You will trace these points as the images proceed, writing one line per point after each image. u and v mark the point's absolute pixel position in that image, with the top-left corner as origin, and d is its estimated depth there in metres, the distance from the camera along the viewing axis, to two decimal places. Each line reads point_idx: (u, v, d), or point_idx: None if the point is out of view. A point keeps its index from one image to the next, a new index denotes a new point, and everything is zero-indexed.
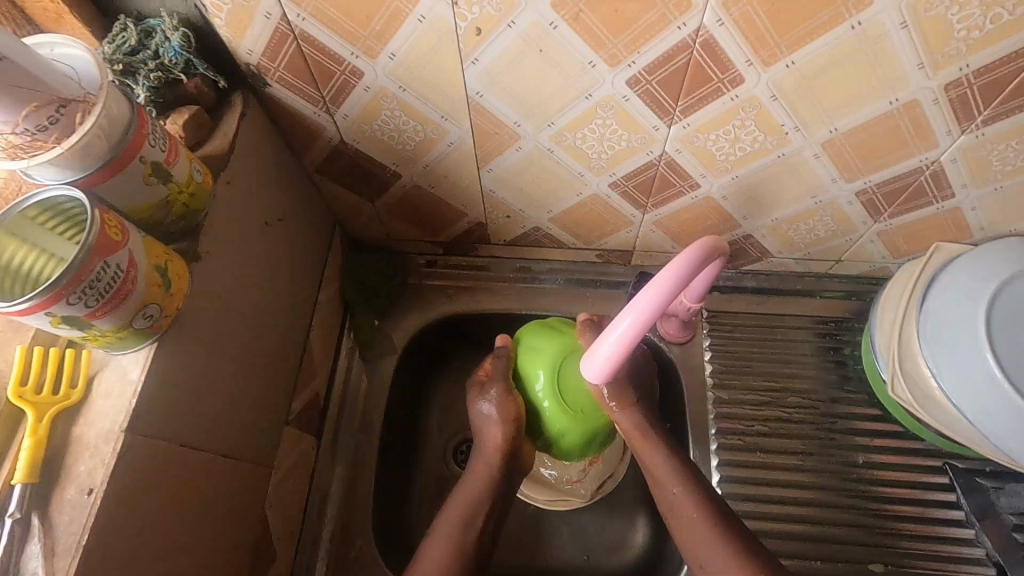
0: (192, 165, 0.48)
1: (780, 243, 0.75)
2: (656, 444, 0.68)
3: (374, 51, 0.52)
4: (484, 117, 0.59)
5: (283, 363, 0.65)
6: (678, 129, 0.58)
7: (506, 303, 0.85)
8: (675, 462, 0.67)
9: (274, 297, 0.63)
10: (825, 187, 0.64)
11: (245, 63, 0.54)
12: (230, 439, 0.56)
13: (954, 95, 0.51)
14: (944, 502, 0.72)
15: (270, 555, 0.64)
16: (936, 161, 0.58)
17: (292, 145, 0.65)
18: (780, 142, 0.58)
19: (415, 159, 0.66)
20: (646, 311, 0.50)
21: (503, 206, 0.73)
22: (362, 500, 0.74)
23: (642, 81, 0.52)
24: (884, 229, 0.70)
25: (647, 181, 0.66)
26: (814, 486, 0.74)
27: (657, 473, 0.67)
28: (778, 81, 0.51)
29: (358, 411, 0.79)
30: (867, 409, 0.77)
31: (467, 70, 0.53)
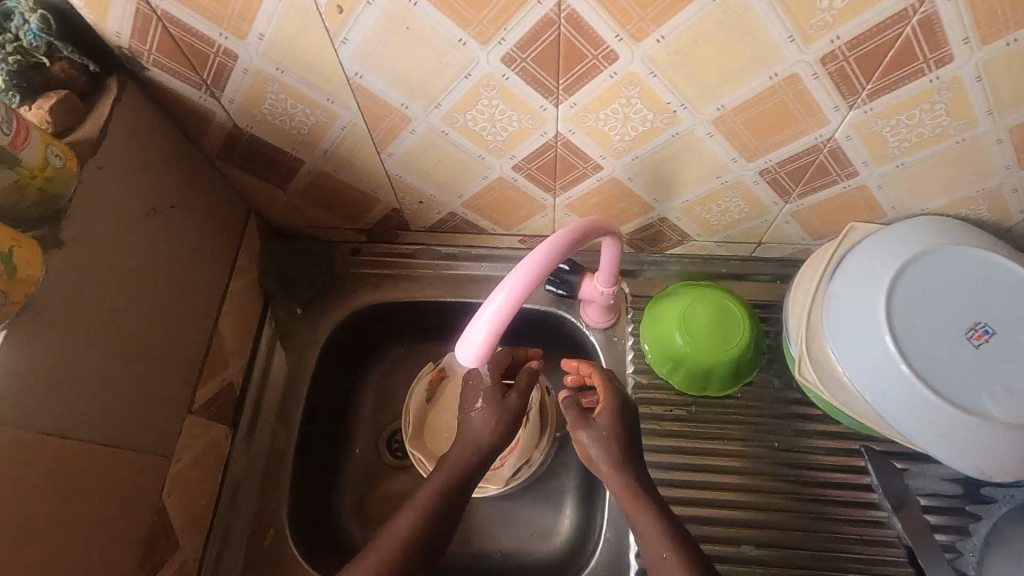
0: (50, 149, 0.48)
1: (697, 226, 0.74)
2: (651, 507, 0.59)
3: (242, 31, 0.51)
4: (370, 99, 0.57)
5: (183, 351, 0.65)
6: (565, 109, 0.56)
7: (431, 290, 0.85)
8: (662, 522, 0.58)
9: (168, 285, 0.62)
10: (727, 167, 0.63)
11: (116, 46, 0.53)
12: (113, 428, 0.55)
13: (832, 69, 0.49)
14: (859, 484, 0.72)
15: (171, 544, 0.63)
16: (831, 137, 0.57)
17: (188, 131, 0.64)
18: (670, 121, 0.57)
19: (313, 144, 0.65)
20: (521, 286, 0.49)
21: (414, 191, 0.72)
22: (278, 489, 0.74)
23: (516, 59, 0.51)
24: (797, 209, 0.69)
25: (549, 164, 0.65)
26: (732, 470, 0.74)
27: (643, 532, 0.59)
28: (652, 56, 0.50)
29: (278, 400, 0.79)
30: (787, 393, 0.76)
31: (340, 50, 0.52)
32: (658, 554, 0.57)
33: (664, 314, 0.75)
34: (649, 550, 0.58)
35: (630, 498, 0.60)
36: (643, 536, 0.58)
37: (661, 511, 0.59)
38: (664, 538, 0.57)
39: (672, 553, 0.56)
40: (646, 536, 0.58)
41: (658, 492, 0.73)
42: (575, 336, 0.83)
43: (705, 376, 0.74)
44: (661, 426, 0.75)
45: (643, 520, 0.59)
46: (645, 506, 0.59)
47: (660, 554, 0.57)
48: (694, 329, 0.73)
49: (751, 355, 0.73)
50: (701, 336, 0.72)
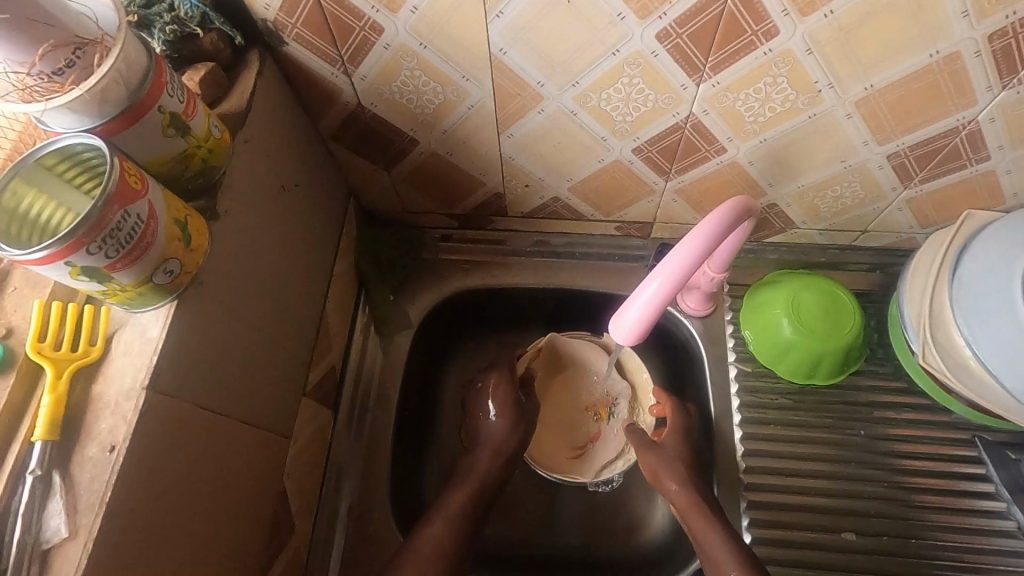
0: (211, 120, 0.46)
1: (805, 213, 0.73)
2: (713, 521, 0.65)
3: (396, 4, 0.50)
4: (507, 76, 0.57)
5: (300, 332, 0.64)
6: (707, 88, 0.56)
7: (523, 277, 0.84)
8: (727, 539, 0.63)
9: (290, 264, 0.62)
10: (856, 151, 0.62)
11: (262, 19, 0.52)
12: (250, 406, 0.54)
13: (997, 46, 0.49)
14: (973, 474, 0.71)
15: (288, 527, 0.63)
16: (974, 120, 0.56)
17: (309, 109, 0.63)
18: (811, 101, 0.56)
19: (434, 124, 0.64)
20: (677, 270, 0.50)
21: (523, 174, 0.71)
22: (380, 475, 0.73)
23: (672, 35, 0.51)
24: (914, 196, 0.68)
25: (672, 146, 0.64)
26: (842, 459, 0.72)
27: (710, 550, 0.63)
28: (814, 32, 0.49)
29: (375, 385, 0.78)
30: (893, 383, 0.76)
31: (492, 24, 0.51)
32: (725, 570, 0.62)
33: (767, 305, 0.74)
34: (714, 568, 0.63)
35: (697, 512, 0.66)
36: (712, 553, 0.63)
37: (725, 529, 0.64)
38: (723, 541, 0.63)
39: (737, 571, 0.61)
40: (714, 551, 0.63)
41: (769, 482, 0.72)
42: (670, 324, 0.81)
43: (814, 364, 0.73)
44: (767, 415, 0.74)
45: (707, 534, 0.64)
46: (705, 520, 0.65)
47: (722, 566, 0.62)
48: (803, 320, 0.71)
49: (859, 345, 0.73)
50: (808, 323, 0.71)
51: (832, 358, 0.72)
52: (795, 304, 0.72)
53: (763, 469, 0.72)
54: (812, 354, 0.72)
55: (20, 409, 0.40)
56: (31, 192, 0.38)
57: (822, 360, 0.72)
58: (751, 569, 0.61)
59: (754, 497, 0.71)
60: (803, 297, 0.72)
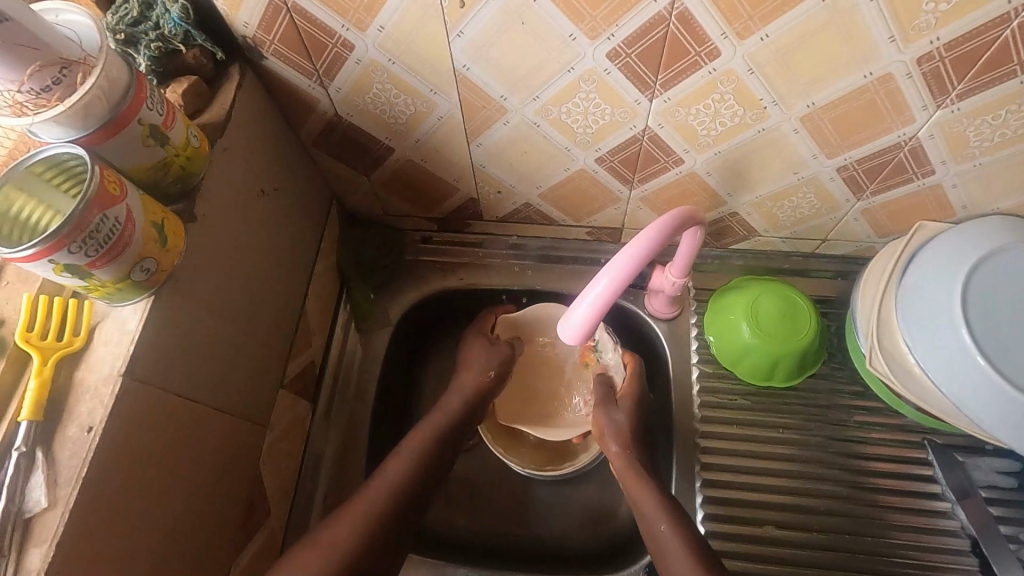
0: (189, 130, 0.50)
1: (766, 221, 0.76)
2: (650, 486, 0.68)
3: (364, 23, 0.54)
4: (471, 90, 0.60)
5: (279, 327, 0.68)
6: (659, 103, 0.59)
7: (499, 278, 0.87)
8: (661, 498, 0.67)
9: (269, 264, 0.65)
10: (807, 164, 0.65)
11: (242, 35, 0.56)
12: (225, 395, 0.58)
13: (927, 69, 0.52)
14: (922, 475, 0.74)
15: (263, 510, 0.66)
16: (914, 136, 0.59)
17: (289, 118, 0.67)
18: (759, 117, 0.59)
19: (407, 133, 0.68)
20: (622, 272, 0.52)
21: (494, 180, 0.74)
22: (355, 464, 0.77)
23: (622, 54, 0.54)
24: (867, 207, 0.71)
25: (632, 157, 0.67)
26: (797, 458, 0.75)
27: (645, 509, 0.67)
28: (753, 54, 0.52)
29: (353, 380, 0.82)
30: (850, 386, 0.78)
31: (454, 43, 0.55)
32: (654, 526, 0.65)
33: (727, 310, 0.78)
34: (645, 524, 0.66)
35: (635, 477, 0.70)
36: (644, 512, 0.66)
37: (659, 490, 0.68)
38: (663, 513, 0.65)
39: (668, 526, 0.64)
40: (648, 512, 0.66)
41: (725, 479, 0.75)
42: (638, 327, 0.85)
43: (771, 366, 0.76)
44: (726, 415, 0.78)
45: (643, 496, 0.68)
46: (642, 484, 0.69)
47: (655, 525, 0.65)
48: (760, 324, 0.75)
49: (816, 348, 0.76)
50: (764, 329, 0.74)
51: (789, 361, 0.75)
52: (751, 311, 0.75)
53: (720, 465, 0.75)
54: (768, 357, 0.75)
55: (9, 391, 0.44)
56: (21, 197, 0.42)
57: (779, 364, 0.75)
58: (681, 527, 0.64)
59: (710, 491, 0.74)
60: (761, 305, 0.75)
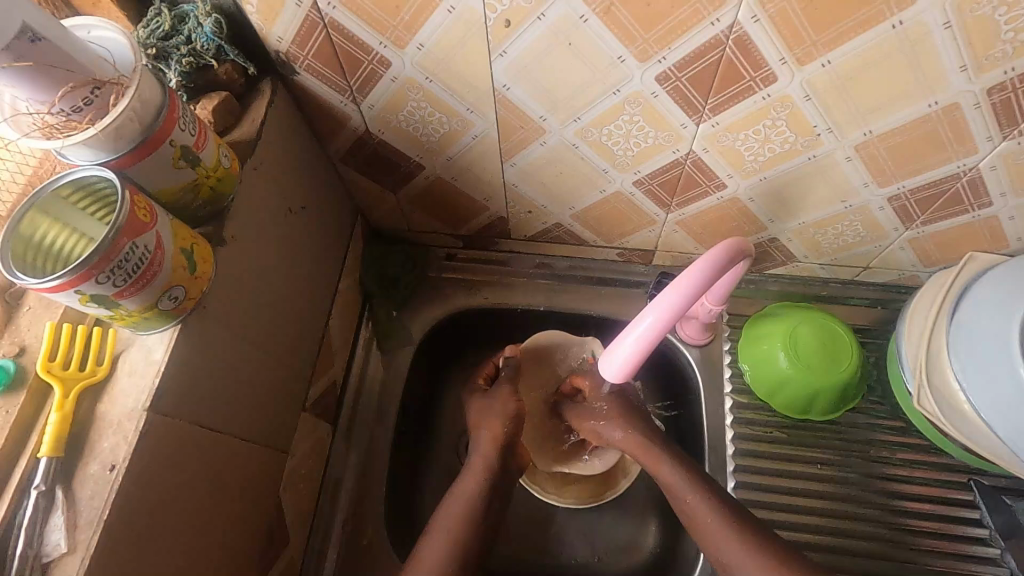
0: (221, 150, 0.48)
1: (806, 248, 0.74)
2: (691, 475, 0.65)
3: (403, 41, 0.52)
4: (510, 110, 0.58)
5: (302, 349, 0.66)
6: (706, 127, 0.57)
7: (525, 298, 0.85)
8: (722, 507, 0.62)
9: (294, 284, 0.63)
10: (856, 192, 0.62)
11: (275, 50, 0.54)
12: (248, 423, 0.56)
13: (996, 100, 0.49)
14: (967, 518, 0.70)
15: (282, 539, 0.64)
16: (974, 167, 0.56)
17: (319, 133, 0.65)
18: (811, 144, 0.57)
19: (439, 151, 0.66)
20: (670, 311, 0.50)
21: (525, 200, 0.72)
22: (375, 489, 0.75)
23: (672, 78, 0.51)
24: (916, 236, 0.68)
25: (672, 180, 0.65)
26: (836, 497, 0.72)
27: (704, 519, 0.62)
28: (812, 80, 0.50)
29: (374, 400, 0.79)
30: (890, 421, 0.75)
31: (496, 62, 0.53)
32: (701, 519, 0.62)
33: (764, 338, 0.75)
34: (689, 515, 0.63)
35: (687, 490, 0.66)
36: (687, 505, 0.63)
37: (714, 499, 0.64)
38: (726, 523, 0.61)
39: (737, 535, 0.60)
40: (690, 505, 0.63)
41: (760, 516, 0.72)
42: (668, 352, 0.82)
43: (809, 399, 0.73)
44: (761, 449, 0.75)
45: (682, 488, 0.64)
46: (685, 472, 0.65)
47: (700, 517, 0.62)
48: (800, 355, 0.72)
49: (856, 381, 0.73)
50: (803, 361, 0.72)
51: (828, 395, 0.72)
52: (790, 342, 0.72)
53: (754, 501, 0.72)
54: (807, 390, 0.72)
55: (28, 424, 0.42)
56: (46, 221, 0.40)
57: (817, 397, 0.72)
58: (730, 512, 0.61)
59: None
60: (801, 336, 0.72)
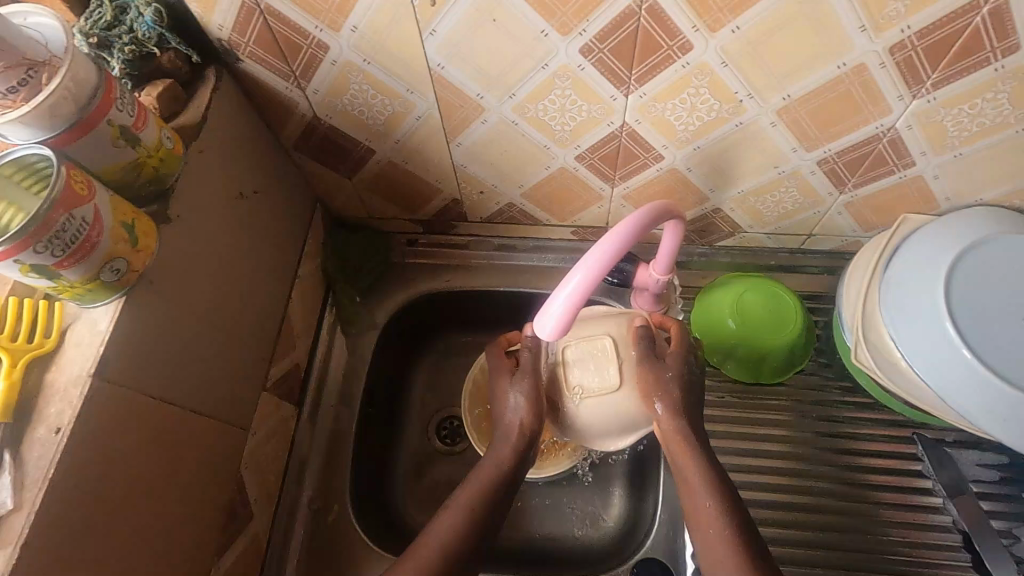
0: (163, 132, 0.50)
1: (750, 217, 0.76)
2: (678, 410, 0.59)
3: (337, 24, 0.54)
4: (448, 89, 0.60)
5: (260, 330, 0.68)
6: (634, 98, 0.59)
7: (485, 280, 0.87)
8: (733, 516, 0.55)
9: (249, 266, 0.65)
10: (787, 157, 0.65)
11: (217, 38, 0.57)
12: (204, 398, 0.58)
13: (900, 58, 0.52)
14: (912, 471, 0.72)
15: (246, 514, 0.66)
16: (892, 127, 0.59)
17: (269, 120, 0.67)
18: (736, 110, 0.59)
19: (387, 134, 0.68)
20: (603, 261, 0.51)
21: (476, 180, 0.74)
22: (341, 467, 0.77)
23: (595, 50, 0.54)
24: (850, 201, 0.71)
25: (612, 153, 0.67)
26: (788, 455, 0.74)
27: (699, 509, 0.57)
28: (725, 46, 0.52)
29: (339, 383, 0.81)
30: (838, 382, 0.78)
31: (427, 42, 0.55)
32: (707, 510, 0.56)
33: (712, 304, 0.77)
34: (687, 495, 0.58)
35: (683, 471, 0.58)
36: (687, 477, 0.57)
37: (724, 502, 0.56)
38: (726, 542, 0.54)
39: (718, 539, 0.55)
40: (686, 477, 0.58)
41: None
42: None
43: (757, 363, 0.76)
44: (714, 414, 0.77)
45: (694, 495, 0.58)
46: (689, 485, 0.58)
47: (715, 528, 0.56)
48: (748, 320, 0.74)
49: (803, 343, 0.75)
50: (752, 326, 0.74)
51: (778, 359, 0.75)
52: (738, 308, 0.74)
53: None
54: (757, 353, 0.74)
55: None
56: None
57: (767, 361, 0.75)
58: (730, 506, 0.56)
59: None
60: (755, 304, 0.74)
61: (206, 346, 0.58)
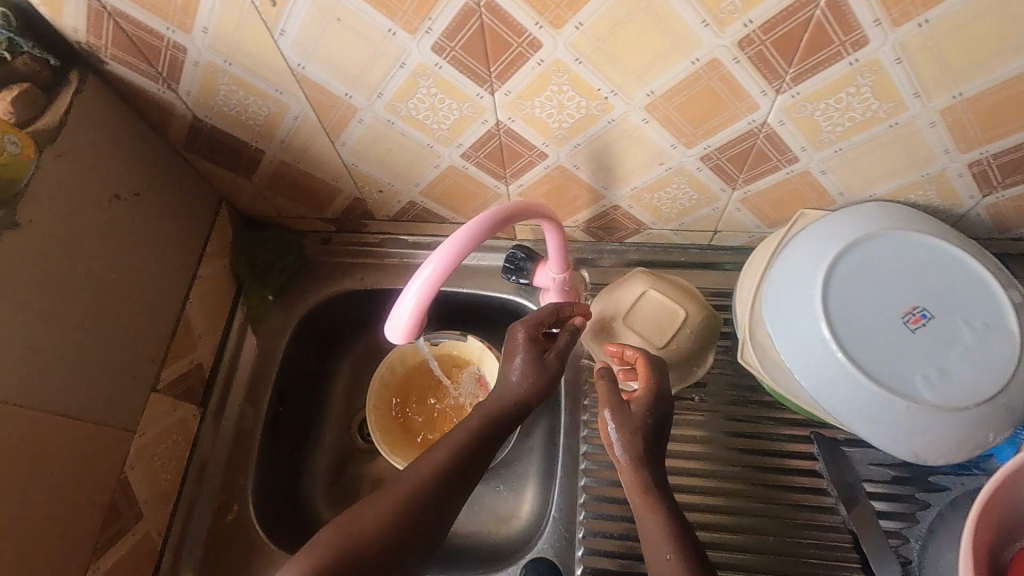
0: (8, 137, 0.52)
1: (650, 214, 0.75)
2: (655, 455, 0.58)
3: (187, 25, 0.54)
4: (315, 89, 0.60)
5: (148, 332, 0.68)
6: (501, 96, 0.58)
7: (398, 278, 0.87)
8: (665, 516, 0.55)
9: (130, 268, 0.65)
10: (669, 154, 0.63)
11: (75, 41, 0.56)
12: (72, 401, 0.58)
13: (751, 53, 0.50)
14: (809, 470, 0.71)
15: (134, 514, 0.67)
16: (764, 122, 0.58)
17: (152, 122, 0.67)
18: (603, 107, 0.58)
19: (270, 134, 0.67)
20: (453, 255, 0.51)
21: (371, 179, 0.74)
22: (244, 466, 0.77)
23: (446, 48, 0.53)
24: (744, 197, 0.69)
25: (496, 152, 0.66)
26: (688, 455, 0.74)
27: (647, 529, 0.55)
28: (574, 43, 0.51)
29: (248, 382, 0.82)
30: (742, 380, 0.77)
31: (280, 42, 0.54)
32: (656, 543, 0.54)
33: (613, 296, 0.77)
34: (649, 551, 0.54)
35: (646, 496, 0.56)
36: (648, 531, 0.55)
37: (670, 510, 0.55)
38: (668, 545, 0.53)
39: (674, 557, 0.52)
40: (646, 530, 0.55)
41: (608, 476, 0.74)
42: None
43: None
44: None
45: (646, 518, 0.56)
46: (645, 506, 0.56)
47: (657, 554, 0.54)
48: None
49: (704, 342, 0.74)
50: None
51: None
52: None
53: (605, 463, 0.75)
54: None
55: None
56: None
57: None
58: (687, 551, 0.53)
59: (592, 489, 0.73)
60: None
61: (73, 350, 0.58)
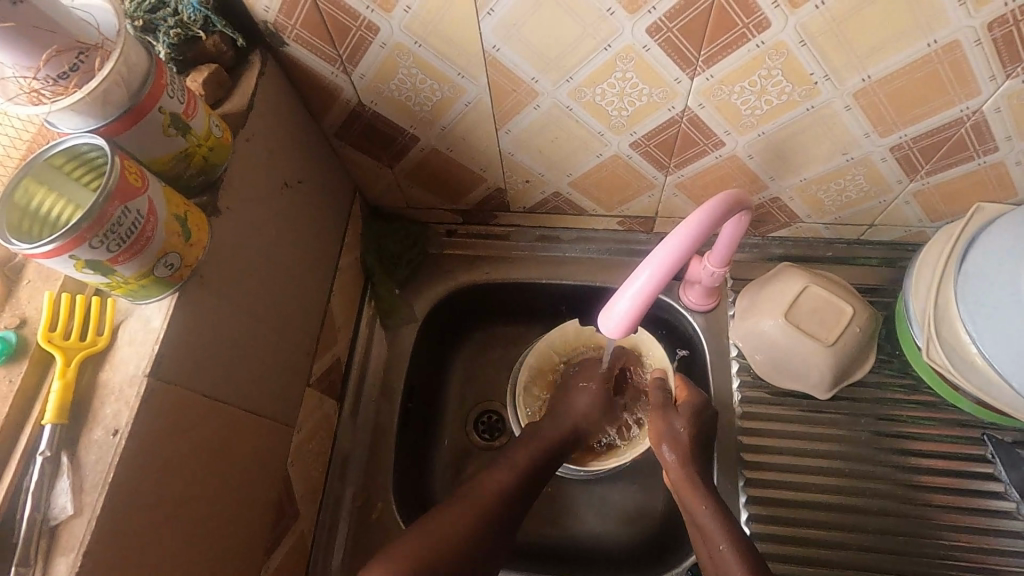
0: (212, 120, 0.48)
1: (809, 206, 0.72)
2: (701, 496, 0.64)
3: (389, 4, 0.51)
4: (502, 73, 0.57)
5: (304, 325, 0.66)
6: (700, 81, 0.56)
7: (527, 272, 0.84)
8: (719, 515, 0.62)
9: (293, 258, 0.63)
10: (858, 143, 0.61)
11: (262, 20, 0.54)
12: (252, 395, 0.56)
13: (998, 35, 0.48)
14: (983, 474, 0.69)
15: (292, 513, 0.65)
16: (978, 110, 0.55)
17: (312, 107, 0.65)
18: (808, 93, 0.56)
19: (434, 121, 0.65)
20: (670, 261, 0.49)
21: (522, 169, 0.71)
22: (383, 463, 0.75)
23: (663, 29, 0.51)
24: (920, 189, 0.67)
25: (669, 140, 0.64)
26: (850, 457, 0.71)
27: (700, 522, 0.62)
28: (806, 24, 0.49)
29: (380, 377, 0.80)
30: (901, 380, 0.74)
31: (484, 22, 0.52)
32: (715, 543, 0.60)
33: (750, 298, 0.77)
34: (705, 542, 0.61)
35: (689, 487, 0.65)
36: (698, 520, 0.62)
37: (714, 501, 0.63)
38: (729, 540, 0.59)
39: (727, 546, 0.59)
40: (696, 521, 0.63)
41: (769, 477, 0.71)
42: (674, 320, 0.81)
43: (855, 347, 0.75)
44: (771, 412, 0.74)
45: (697, 508, 0.63)
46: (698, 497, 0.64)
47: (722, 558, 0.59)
48: None
49: (867, 340, 0.72)
50: None
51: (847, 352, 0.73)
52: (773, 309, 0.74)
53: (764, 465, 0.72)
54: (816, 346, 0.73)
55: (31, 395, 0.43)
56: (41, 190, 0.40)
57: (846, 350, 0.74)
58: (743, 549, 0.59)
59: (753, 492, 0.71)
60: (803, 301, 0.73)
61: (255, 341, 0.56)
